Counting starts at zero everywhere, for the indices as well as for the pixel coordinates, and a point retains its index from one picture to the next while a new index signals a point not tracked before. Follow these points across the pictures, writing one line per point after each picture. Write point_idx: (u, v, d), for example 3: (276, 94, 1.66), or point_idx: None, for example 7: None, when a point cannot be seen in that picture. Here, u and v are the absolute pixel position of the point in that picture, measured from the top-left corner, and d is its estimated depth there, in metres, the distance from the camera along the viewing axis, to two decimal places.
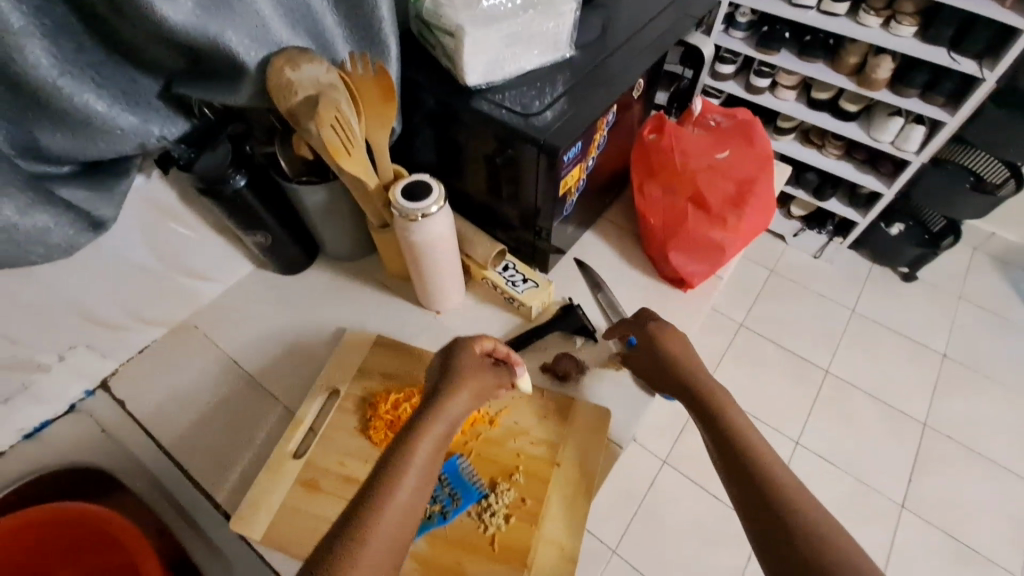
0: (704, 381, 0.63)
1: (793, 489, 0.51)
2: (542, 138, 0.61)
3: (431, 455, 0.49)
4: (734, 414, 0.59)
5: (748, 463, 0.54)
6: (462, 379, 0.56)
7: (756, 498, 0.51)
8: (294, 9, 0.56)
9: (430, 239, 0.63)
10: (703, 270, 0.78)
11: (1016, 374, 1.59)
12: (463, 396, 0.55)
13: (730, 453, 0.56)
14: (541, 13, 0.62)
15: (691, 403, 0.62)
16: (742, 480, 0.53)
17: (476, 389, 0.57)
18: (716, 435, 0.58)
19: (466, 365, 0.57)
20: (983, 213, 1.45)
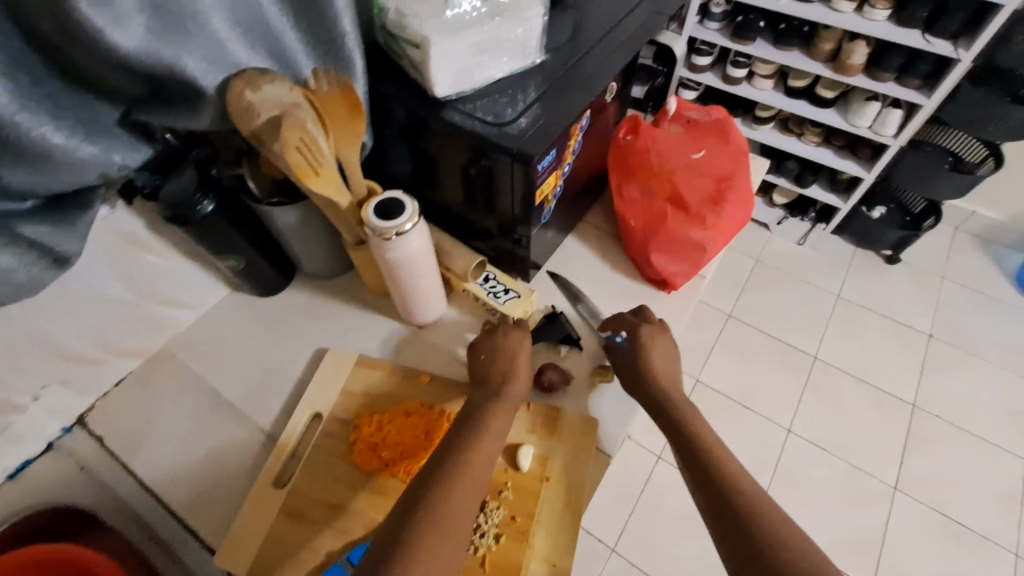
0: (670, 393, 0.64)
1: (763, 504, 0.52)
2: (515, 147, 0.60)
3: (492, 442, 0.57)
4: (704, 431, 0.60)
5: (720, 482, 0.55)
6: (507, 398, 0.61)
7: (726, 510, 0.53)
8: (251, 26, 0.53)
9: (406, 255, 0.62)
10: (685, 270, 0.78)
11: (1000, 350, 1.61)
12: (502, 419, 0.59)
13: (702, 472, 0.56)
14: (508, 18, 0.61)
15: (661, 418, 0.63)
16: (714, 498, 0.54)
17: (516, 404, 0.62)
18: (686, 455, 0.59)
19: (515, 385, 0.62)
20: (961, 193, 1.46)
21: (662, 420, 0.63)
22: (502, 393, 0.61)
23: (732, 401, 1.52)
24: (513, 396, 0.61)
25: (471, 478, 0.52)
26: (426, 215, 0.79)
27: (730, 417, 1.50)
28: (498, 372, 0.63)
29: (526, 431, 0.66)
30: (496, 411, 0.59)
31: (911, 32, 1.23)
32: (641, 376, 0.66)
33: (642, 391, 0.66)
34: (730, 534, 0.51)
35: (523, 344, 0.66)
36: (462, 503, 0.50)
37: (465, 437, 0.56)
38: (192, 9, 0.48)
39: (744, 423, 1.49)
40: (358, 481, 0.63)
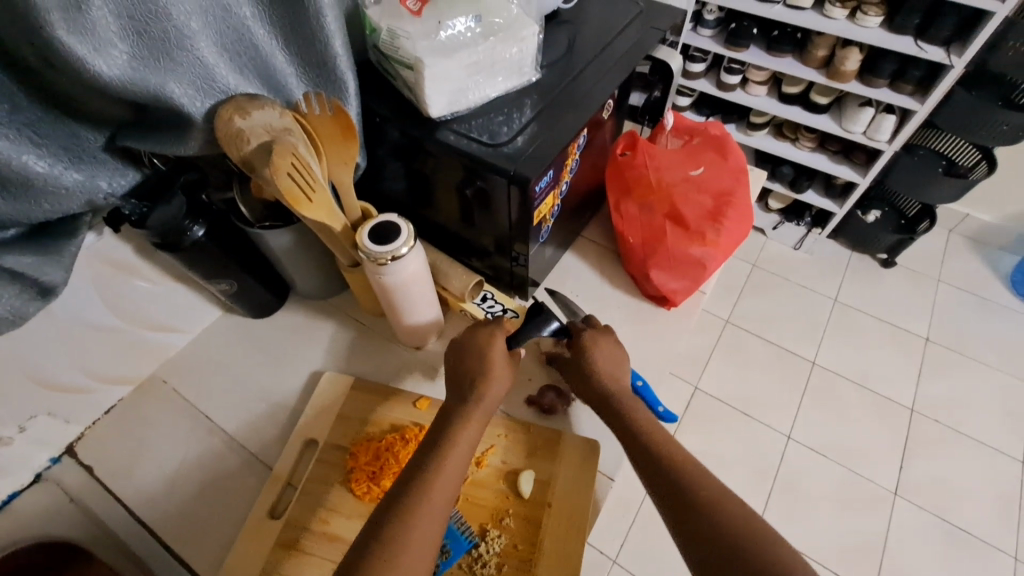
0: (636, 413, 0.61)
1: (744, 528, 0.50)
2: (512, 169, 0.59)
3: (462, 454, 0.55)
4: (678, 453, 0.57)
5: (704, 512, 0.52)
6: (478, 406, 0.58)
7: (708, 540, 0.50)
8: (239, 52, 0.53)
9: (400, 278, 0.61)
10: (682, 288, 0.76)
11: (996, 352, 1.62)
12: (471, 431, 0.57)
13: (686, 508, 0.52)
14: (503, 38, 0.60)
15: (628, 439, 0.60)
16: (694, 528, 0.51)
17: (489, 413, 0.59)
18: (660, 480, 0.55)
19: (491, 391, 0.59)
20: (955, 197, 1.47)
21: (632, 446, 0.59)
22: (474, 402, 0.58)
23: (731, 408, 1.51)
24: (486, 404, 0.59)
25: (442, 492, 0.52)
26: (422, 234, 0.78)
27: (731, 425, 1.49)
28: (471, 375, 0.60)
29: (526, 455, 0.65)
30: (468, 422, 0.57)
31: (903, 38, 1.24)
32: (603, 392, 0.63)
33: (605, 410, 0.63)
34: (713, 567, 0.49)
35: (496, 339, 0.62)
36: (432, 524, 0.50)
37: (437, 454, 0.54)
38: (178, 36, 0.46)
39: (744, 430, 1.48)
40: (356, 509, 0.62)
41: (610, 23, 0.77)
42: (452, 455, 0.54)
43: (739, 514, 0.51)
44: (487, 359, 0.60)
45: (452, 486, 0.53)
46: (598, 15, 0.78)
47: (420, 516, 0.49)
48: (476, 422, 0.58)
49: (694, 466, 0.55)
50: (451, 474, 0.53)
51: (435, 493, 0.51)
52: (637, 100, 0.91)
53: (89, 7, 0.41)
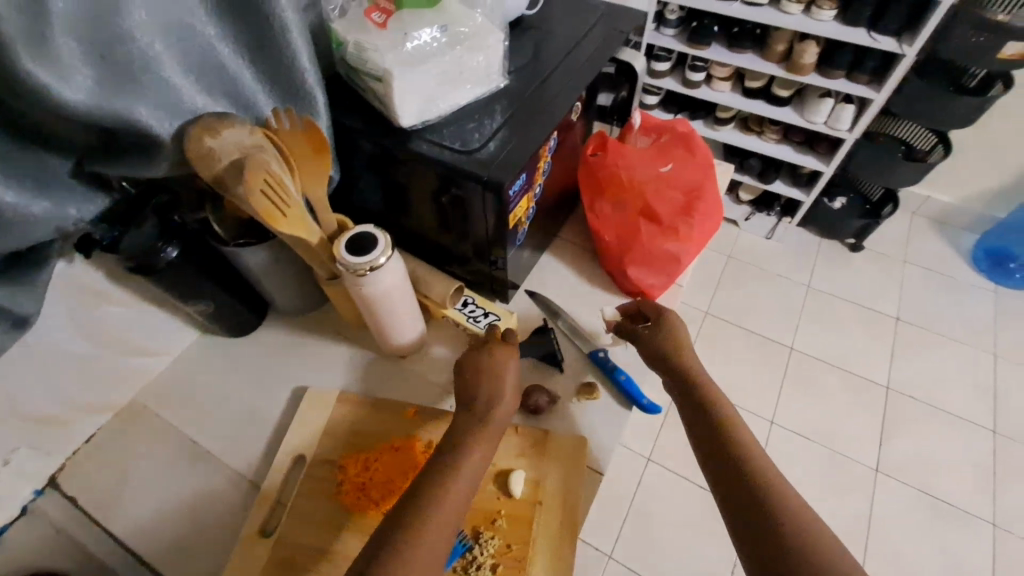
0: (716, 406, 0.59)
1: (790, 507, 0.51)
2: (485, 175, 0.60)
3: (467, 484, 0.54)
4: (757, 458, 0.55)
5: (775, 524, 0.50)
6: (493, 417, 0.58)
7: (749, 507, 0.52)
8: (205, 71, 0.52)
9: (381, 289, 0.61)
10: (658, 283, 0.79)
11: (961, 325, 1.69)
12: (475, 460, 0.55)
13: (753, 516, 0.51)
14: (470, 47, 0.61)
15: (702, 431, 0.58)
16: (739, 491, 0.53)
17: (502, 425, 0.59)
18: (730, 480, 0.54)
19: (504, 404, 0.59)
20: (915, 180, 1.53)
21: (705, 439, 0.58)
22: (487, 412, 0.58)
23: None
24: (501, 415, 0.59)
25: (453, 502, 0.52)
26: (400, 243, 0.78)
27: None
28: (485, 393, 0.60)
29: (516, 456, 0.66)
30: (483, 434, 0.57)
31: (857, 30, 1.28)
32: (684, 377, 0.63)
33: (686, 397, 0.62)
34: (750, 531, 0.50)
35: (507, 365, 0.62)
36: (433, 552, 0.48)
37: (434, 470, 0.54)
38: (143, 58, 0.46)
39: None
40: (348, 521, 0.61)
41: (574, 28, 0.79)
42: (458, 477, 0.53)
43: (812, 534, 0.49)
44: (499, 372, 0.61)
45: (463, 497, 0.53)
46: (562, 21, 0.80)
47: (427, 521, 0.49)
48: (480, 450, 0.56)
49: (772, 476, 0.53)
50: (463, 483, 0.53)
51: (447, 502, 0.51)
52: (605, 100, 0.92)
53: (52, 35, 0.40)
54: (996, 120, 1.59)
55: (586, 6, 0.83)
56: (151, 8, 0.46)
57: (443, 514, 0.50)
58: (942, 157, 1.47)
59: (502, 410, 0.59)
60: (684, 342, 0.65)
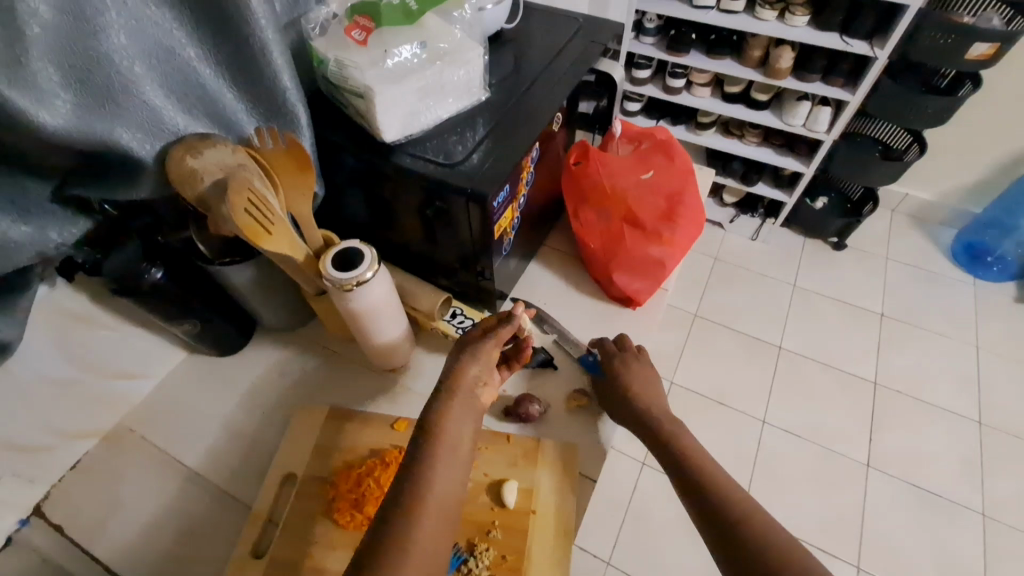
0: (685, 445, 0.59)
1: (749, 511, 0.52)
2: (469, 187, 0.60)
3: (446, 485, 0.50)
4: (734, 491, 0.54)
5: (747, 542, 0.50)
6: (460, 382, 0.56)
7: (717, 520, 0.52)
8: (186, 92, 0.53)
9: (368, 303, 0.61)
10: (646, 287, 0.79)
11: (945, 320, 1.71)
12: (451, 462, 0.51)
13: (742, 556, 0.49)
14: (449, 62, 0.62)
15: (677, 474, 0.58)
16: (706, 508, 0.54)
17: (472, 388, 0.57)
18: (712, 520, 0.53)
19: (470, 369, 0.57)
20: (892, 179, 1.57)
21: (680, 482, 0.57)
22: (455, 376, 0.57)
23: (707, 399, 1.55)
24: (469, 376, 0.57)
25: (435, 508, 0.48)
26: (386, 256, 0.79)
27: (710, 416, 1.53)
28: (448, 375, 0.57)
29: (509, 465, 0.66)
30: (453, 398, 0.55)
31: (830, 34, 1.34)
32: (639, 410, 0.65)
33: (645, 429, 0.63)
34: (723, 543, 0.51)
35: (474, 347, 0.59)
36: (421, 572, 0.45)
37: None
38: (123, 81, 0.47)
39: (723, 419, 1.52)
40: (340, 540, 0.60)
41: (552, 41, 0.81)
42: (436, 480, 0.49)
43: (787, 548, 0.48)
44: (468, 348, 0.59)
45: (453, 475, 0.51)
46: (541, 35, 0.82)
47: None
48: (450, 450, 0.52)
49: (734, 489, 0.54)
50: (446, 463, 0.51)
51: (436, 478, 0.50)
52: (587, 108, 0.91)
53: (29, 61, 0.41)
54: (967, 118, 1.64)
55: (565, 20, 0.85)
56: (131, 32, 0.46)
57: (434, 504, 0.48)
58: (918, 155, 1.52)
59: (469, 370, 0.57)
60: (634, 373, 0.68)
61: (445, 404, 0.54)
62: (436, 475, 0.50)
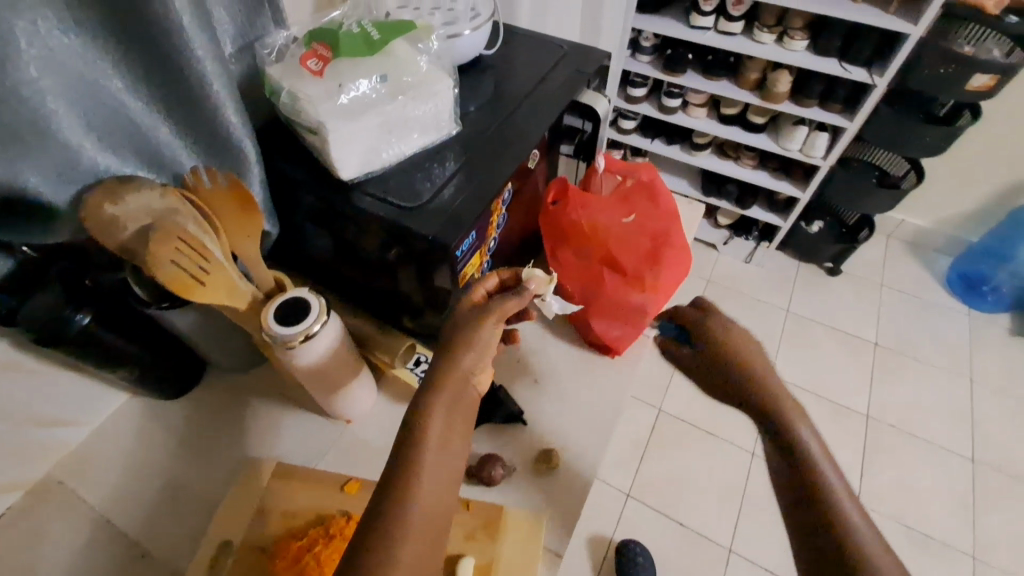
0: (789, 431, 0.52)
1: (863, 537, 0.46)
2: (430, 234, 0.55)
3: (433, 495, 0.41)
4: (838, 491, 0.48)
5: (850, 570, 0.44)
6: (453, 370, 0.46)
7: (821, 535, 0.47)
8: (112, 128, 0.47)
9: (313, 359, 0.57)
10: (626, 333, 0.74)
11: (940, 351, 1.67)
12: (437, 470, 0.42)
13: None
14: (414, 97, 0.56)
15: (775, 443, 0.52)
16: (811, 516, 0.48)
17: (467, 376, 0.47)
18: (803, 524, 0.48)
19: (465, 354, 0.47)
20: (889, 206, 1.55)
21: (779, 463, 0.52)
22: (447, 364, 0.46)
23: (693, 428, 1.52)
24: (464, 364, 0.47)
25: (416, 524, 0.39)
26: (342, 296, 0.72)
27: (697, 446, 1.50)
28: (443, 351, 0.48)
29: (464, 538, 0.59)
30: (441, 389, 0.45)
31: (828, 60, 1.32)
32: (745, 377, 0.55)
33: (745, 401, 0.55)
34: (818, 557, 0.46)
35: (474, 327, 0.49)
36: None
37: None
38: (34, 117, 0.41)
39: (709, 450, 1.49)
40: None
41: (535, 67, 0.76)
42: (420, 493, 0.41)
43: None
44: (464, 330, 0.49)
45: (443, 483, 0.42)
46: (523, 61, 0.78)
47: None
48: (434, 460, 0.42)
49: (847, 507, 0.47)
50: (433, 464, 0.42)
51: (423, 493, 0.41)
52: (573, 123, 0.79)
53: None
54: (966, 145, 1.60)
55: (547, 44, 0.80)
56: (44, 64, 0.41)
57: (417, 524, 0.39)
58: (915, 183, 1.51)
59: (465, 357, 0.47)
60: (740, 337, 0.57)
61: (435, 397, 0.45)
62: (423, 483, 0.41)
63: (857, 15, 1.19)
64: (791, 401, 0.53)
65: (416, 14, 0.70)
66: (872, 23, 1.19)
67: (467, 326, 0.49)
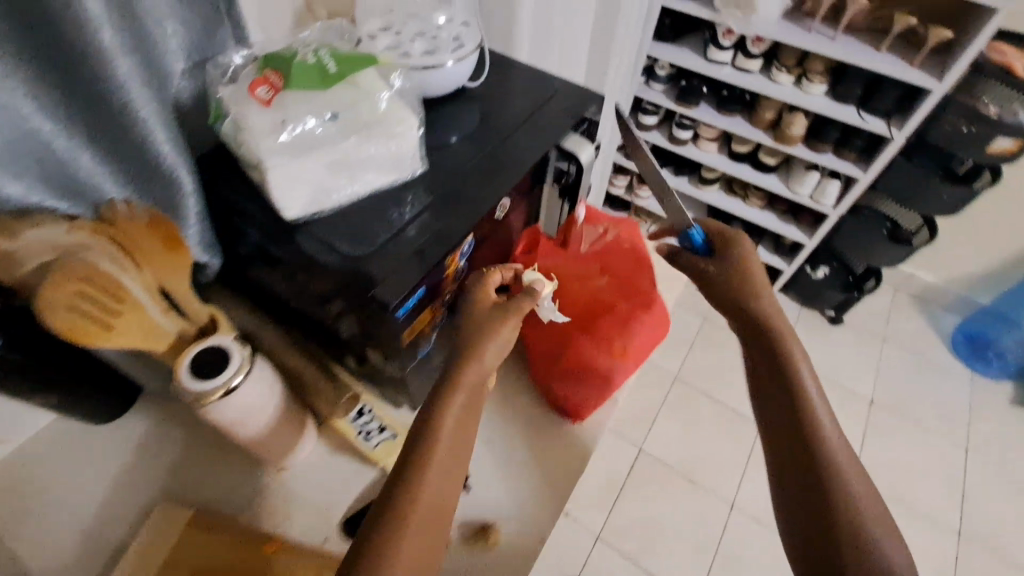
0: (807, 406, 0.56)
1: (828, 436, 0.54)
2: (371, 292, 0.50)
3: (441, 470, 0.49)
4: (820, 413, 0.55)
5: (814, 463, 0.53)
6: (476, 363, 0.54)
7: (789, 432, 0.56)
8: (23, 154, 0.43)
9: (230, 414, 0.52)
10: (590, 398, 0.69)
11: (939, 414, 1.60)
12: (446, 449, 0.50)
13: (799, 470, 0.53)
14: (367, 137, 0.52)
15: (764, 355, 0.61)
16: (781, 418, 0.57)
17: (484, 373, 0.55)
18: (775, 424, 0.57)
19: (486, 353, 0.55)
20: (899, 259, 1.49)
21: (768, 384, 0.59)
22: (472, 355, 0.55)
23: (674, 471, 1.48)
24: (487, 359, 0.55)
25: (430, 493, 0.48)
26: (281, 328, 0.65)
27: (677, 491, 1.45)
28: (471, 340, 0.55)
29: None
30: (460, 387, 0.53)
31: (846, 107, 1.26)
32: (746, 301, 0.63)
33: (747, 324, 0.63)
34: (786, 450, 0.55)
35: (502, 322, 0.57)
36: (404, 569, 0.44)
37: None
38: None
39: (689, 496, 1.44)
40: None
41: (522, 100, 0.71)
42: (432, 467, 0.49)
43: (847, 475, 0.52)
44: (488, 330, 0.56)
45: (448, 472, 0.50)
46: (511, 91, 0.73)
47: None
48: (445, 447, 0.50)
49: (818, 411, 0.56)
50: (446, 447, 0.51)
51: (432, 476, 0.48)
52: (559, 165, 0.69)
53: None
54: (985, 202, 1.53)
55: (539, 79, 0.74)
56: None
57: (425, 504, 0.47)
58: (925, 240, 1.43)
59: (487, 354, 0.54)
60: (749, 266, 0.65)
61: (452, 395, 0.52)
62: (434, 460, 0.49)
63: (880, 65, 1.14)
64: (784, 326, 0.61)
65: (394, 40, 0.65)
66: (895, 74, 1.13)
67: (496, 318, 0.57)
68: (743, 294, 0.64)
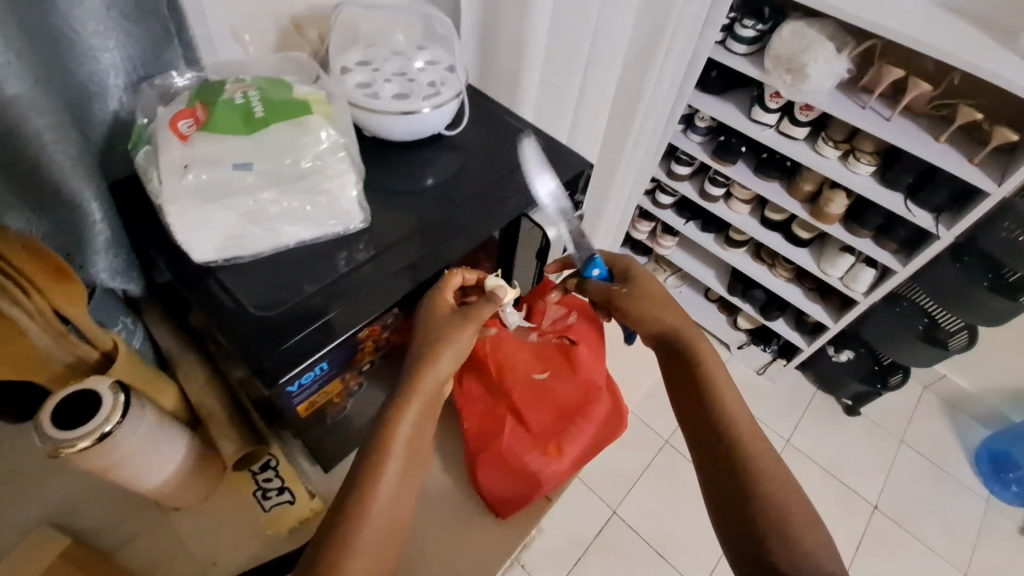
0: (728, 427, 0.56)
1: (762, 465, 0.53)
2: (254, 365, 0.45)
3: (394, 485, 0.48)
4: (749, 441, 0.55)
5: (754, 501, 0.51)
6: (428, 373, 0.51)
7: (724, 467, 0.54)
8: None
9: (100, 464, 0.47)
10: (513, 497, 0.62)
11: (952, 537, 1.44)
12: (400, 460, 0.49)
13: (740, 509, 0.52)
14: (287, 190, 0.48)
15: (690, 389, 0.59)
16: (715, 452, 0.55)
17: (440, 382, 0.52)
18: (711, 461, 0.55)
19: (440, 363, 0.52)
20: (936, 359, 1.32)
21: (698, 419, 0.57)
22: (425, 364, 0.51)
23: (645, 544, 1.38)
24: (440, 369, 0.52)
25: (377, 511, 0.47)
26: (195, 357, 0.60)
27: (643, 567, 1.35)
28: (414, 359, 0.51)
29: None
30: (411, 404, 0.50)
31: (893, 194, 1.15)
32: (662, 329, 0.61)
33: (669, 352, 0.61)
34: (726, 487, 0.53)
35: (460, 327, 0.53)
36: None
37: None
38: None
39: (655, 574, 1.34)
40: None
41: (503, 155, 0.65)
42: (382, 488, 0.48)
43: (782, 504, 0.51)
44: (438, 342, 0.52)
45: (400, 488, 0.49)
46: (495, 143, 0.67)
47: None
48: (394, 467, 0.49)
49: (751, 440, 0.55)
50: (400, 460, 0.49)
51: (380, 498, 0.47)
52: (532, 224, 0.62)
53: None
54: None
55: (523, 137, 0.68)
56: None
57: (376, 517, 0.47)
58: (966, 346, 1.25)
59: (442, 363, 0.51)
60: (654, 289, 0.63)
61: (405, 405, 0.50)
62: (389, 468, 0.48)
63: (935, 155, 1.02)
64: (706, 349, 0.60)
65: (369, 77, 0.61)
66: (951, 167, 1.01)
67: (449, 328, 0.52)
68: (660, 311, 0.61)
